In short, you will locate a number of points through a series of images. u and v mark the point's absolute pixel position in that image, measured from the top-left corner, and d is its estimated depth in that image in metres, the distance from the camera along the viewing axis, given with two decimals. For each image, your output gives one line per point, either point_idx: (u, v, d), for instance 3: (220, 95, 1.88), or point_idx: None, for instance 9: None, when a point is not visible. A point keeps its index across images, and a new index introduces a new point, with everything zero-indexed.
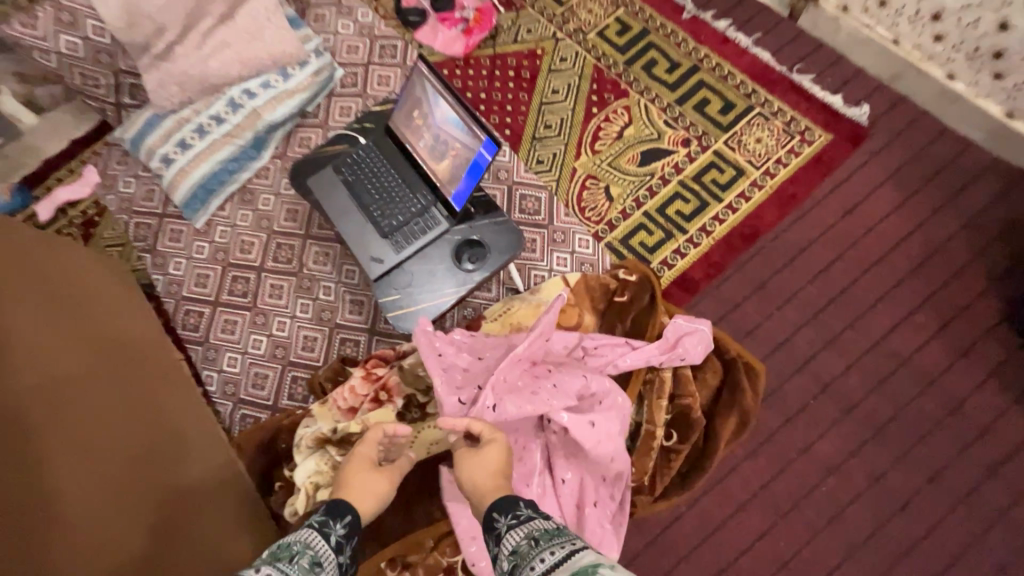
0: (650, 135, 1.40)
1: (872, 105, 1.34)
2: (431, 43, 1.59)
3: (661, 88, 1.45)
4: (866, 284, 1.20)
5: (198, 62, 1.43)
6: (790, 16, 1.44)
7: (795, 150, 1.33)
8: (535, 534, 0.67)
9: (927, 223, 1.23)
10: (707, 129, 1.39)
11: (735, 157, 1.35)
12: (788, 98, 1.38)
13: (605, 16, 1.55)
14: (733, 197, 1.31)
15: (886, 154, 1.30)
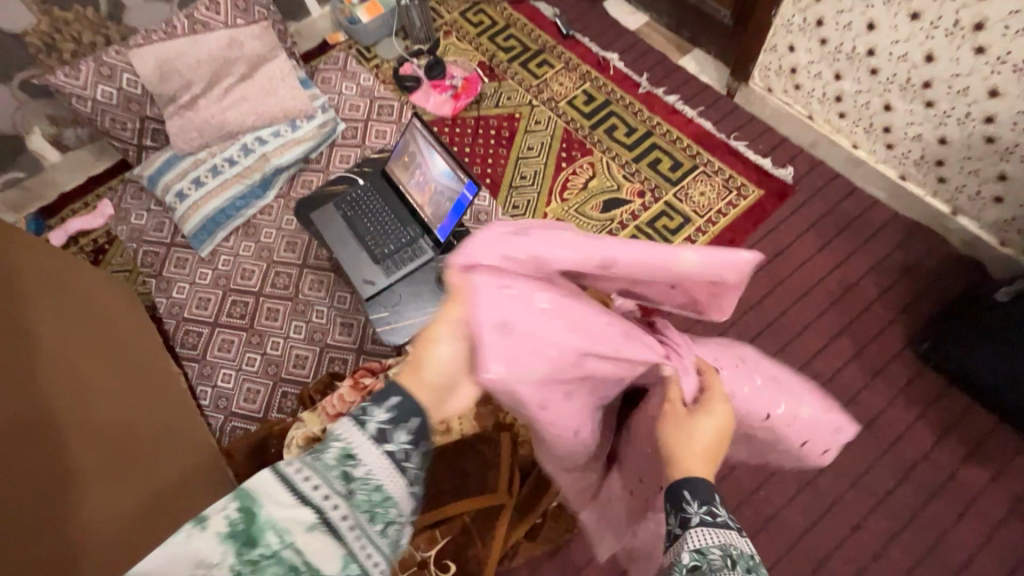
0: (611, 186, 1.63)
1: (795, 167, 1.60)
2: (424, 105, 1.83)
3: (621, 148, 1.69)
4: (792, 315, 1.40)
5: (219, 113, 1.64)
6: (727, 95, 1.73)
7: (732, 202, 1.56)
8: (731, 552, 0.54)
9: (841, 265, 1.46)
10: (659, 183, 1.62)
11: (682, 207, 1.57)
12: (726, 159, 1.63)
13: (574, 88, 1.82)
14: (681, 241, 1.52)
15: (808, 208, 1.54)
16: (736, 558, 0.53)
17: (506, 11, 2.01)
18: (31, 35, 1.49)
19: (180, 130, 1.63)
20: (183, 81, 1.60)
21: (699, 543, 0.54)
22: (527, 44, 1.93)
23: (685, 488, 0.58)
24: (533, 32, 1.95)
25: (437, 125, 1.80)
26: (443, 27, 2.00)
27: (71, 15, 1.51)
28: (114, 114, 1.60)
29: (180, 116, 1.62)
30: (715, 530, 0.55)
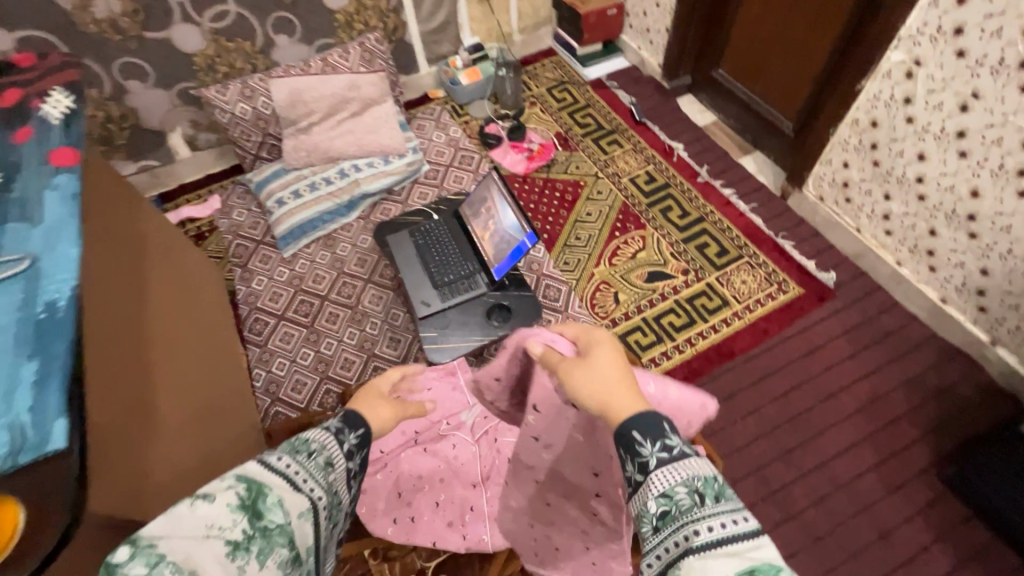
0: (657, 260, 1.75)
1: (838, 274, 1.67)
2: (501, 161, 2.05)
3: (672, 228, 1.82)
4: (816, 413, 1.44)
5: (326, 141, 1.90)
6: (780, 197, 1.85)
7: (772, 295, 1.64)
8: (695, 486, 0.59)
9: (873, 374, 1.49)
10: (703, 264, 1.72)
11: (722, 291, 1.66)
12: (771, 254, 1.73)
13: (638, 168, 1.99)
14: (716, 321, 1.61)
15: (845, 314, 1.60)
16: (704, 494, 0.58)
17: (589, 93, 2.25)
18: (200, 56, 1.82)
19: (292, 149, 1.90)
20: (307, 109, 1.88)
21: (665, 487, 0.60)
22: (603, 124, 2.14)
23: (635, 430, 0.65)
24: (610, 114, 2.17)
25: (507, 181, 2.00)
26: (529, 98, 2.26)
27: (234, 45, 1.84)
28: (244, 127, 1.89)
29: (296, 137, 1.90)
30: (686, 465, 0.61)
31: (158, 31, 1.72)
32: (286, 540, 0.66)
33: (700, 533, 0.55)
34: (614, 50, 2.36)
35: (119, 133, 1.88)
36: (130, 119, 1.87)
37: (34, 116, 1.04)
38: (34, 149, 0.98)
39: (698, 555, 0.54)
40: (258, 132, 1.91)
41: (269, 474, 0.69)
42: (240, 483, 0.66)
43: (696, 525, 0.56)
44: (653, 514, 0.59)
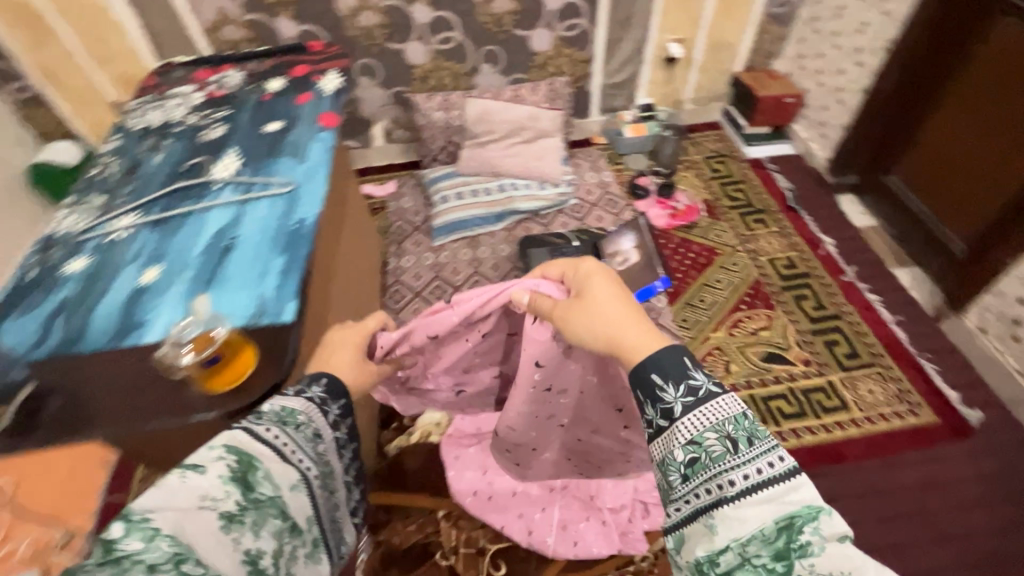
0: (779, 343, 1.72)
1: (985, 414, 1.52)
2: (644, 211, 2.16)
3: (803, 317, 1.78)
4: (925, 550, 1.31)
5: (497, 158, 2.15)
6: (934, 317, 1.74)
7: (901, 413, 1.54)
8: (727, 431, 0.58)
9: (1005, 533, 1.33)
10: (828, 361, 1.66)
11: (844, 393, 1.59)
12: (910, 372, 1.62)
13: (780, 251, 1.98)
14: (830, 420, 1.54)
15: (984, 458, 1.45)
16: (736, 439, 0.57)
17: (745, 171, 2.30)
18: (420, 69, 2.18)
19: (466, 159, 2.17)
20: (490, 128, 2.14)
21: (693, 433, 0.59)
22: (751, 200, 2.18)
23: (655, 373, 0.63)
24: (760, 194, 2.20)
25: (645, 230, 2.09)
26: (686, 162, 2.36)
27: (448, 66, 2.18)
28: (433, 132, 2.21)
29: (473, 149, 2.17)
30: (712, 407, 0.59)
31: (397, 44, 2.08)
32: (278, 512, 0.61)
33: (734, 482, 0.55)
34: (780, 137, 2.41)
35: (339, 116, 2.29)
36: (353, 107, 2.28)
37: (314, 86, 1.36)
38: (310, 110, 1.28)
39: (732, 504, 0.54)
40: (444, 138, 2.22)
41: (246, 433, 0.63)
42: (228, 452, 0.60)
43: (726, 475, 0.55)
44: (679, 462, 0.59)
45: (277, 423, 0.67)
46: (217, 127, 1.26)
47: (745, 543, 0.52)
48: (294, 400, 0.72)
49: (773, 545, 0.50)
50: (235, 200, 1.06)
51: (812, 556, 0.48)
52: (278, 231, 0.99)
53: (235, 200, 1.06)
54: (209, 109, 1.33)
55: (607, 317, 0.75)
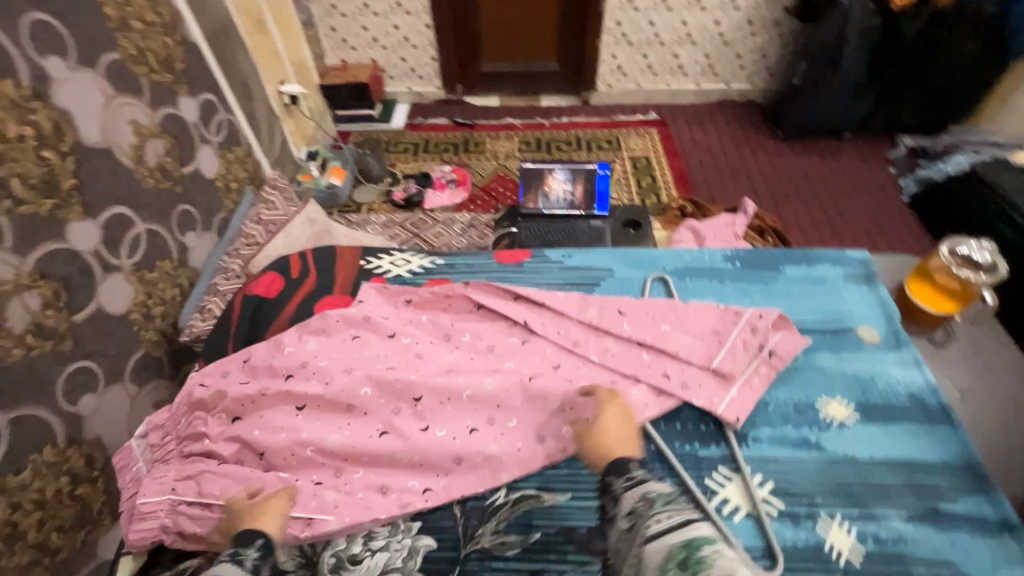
0: (543, 154, 2.46)
1: (401, 108, 2.71)
2: (441, 202, 2.24)
3: (523, 144, 2.52)
4: (817, 166, 2.34)
5: (372, 450, 0.83)
6: (390, 124, 2.60)
7: (510, 126, 2.61)
8: (649, 496, 0.66)
9: (846, 168, 2.32)
10: (512, 131, 2.58)
11: (500, 131, 2.59)
12: (461, 129, 2.61)
13: (454, 151, 2.48)
14: (596, 154, 2.44)
15: (449, 110, 2.70)
16: (686, 548, 0.58)
17: (399, 131, 2.58)
18: (219, 180, 1.68)
19: (389, 492, 0.82)
20: None
21: (629, 504, 0.66)
22: (429, 91, 2.72)
23: (625, 462, 0.72)
24: (430, 108, 2.72)
25: (247, 362, 0.91)
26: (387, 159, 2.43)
27: (232, 155, 1.76)
28: (374, 412, 0.87)
29: (397, 414, 0.87)
30: (670, 510, 0.63)
31: (190, 165, 1.54)
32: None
33: (656, 524, 0.62)
34: (391, 100, 2.70)
35: (93, 494, 1.17)
36: (57, 435, 1.10)
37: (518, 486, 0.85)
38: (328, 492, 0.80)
39: (654, 541, 0.60)
40: (394, 405, 0.88)
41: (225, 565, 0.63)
42: None
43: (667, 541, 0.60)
44: (640, 519, 0.64)
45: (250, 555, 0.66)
46: (504, 496, 0.83)
47: (662, 567, 0.57)
48: (246, 553, 0.66)
49: (678, 562, 0.57)
50: (668, 324, 1.00)
51: (713, 567, 0.55)
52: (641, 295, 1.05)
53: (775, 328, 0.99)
54: (363, 562, 0.77)
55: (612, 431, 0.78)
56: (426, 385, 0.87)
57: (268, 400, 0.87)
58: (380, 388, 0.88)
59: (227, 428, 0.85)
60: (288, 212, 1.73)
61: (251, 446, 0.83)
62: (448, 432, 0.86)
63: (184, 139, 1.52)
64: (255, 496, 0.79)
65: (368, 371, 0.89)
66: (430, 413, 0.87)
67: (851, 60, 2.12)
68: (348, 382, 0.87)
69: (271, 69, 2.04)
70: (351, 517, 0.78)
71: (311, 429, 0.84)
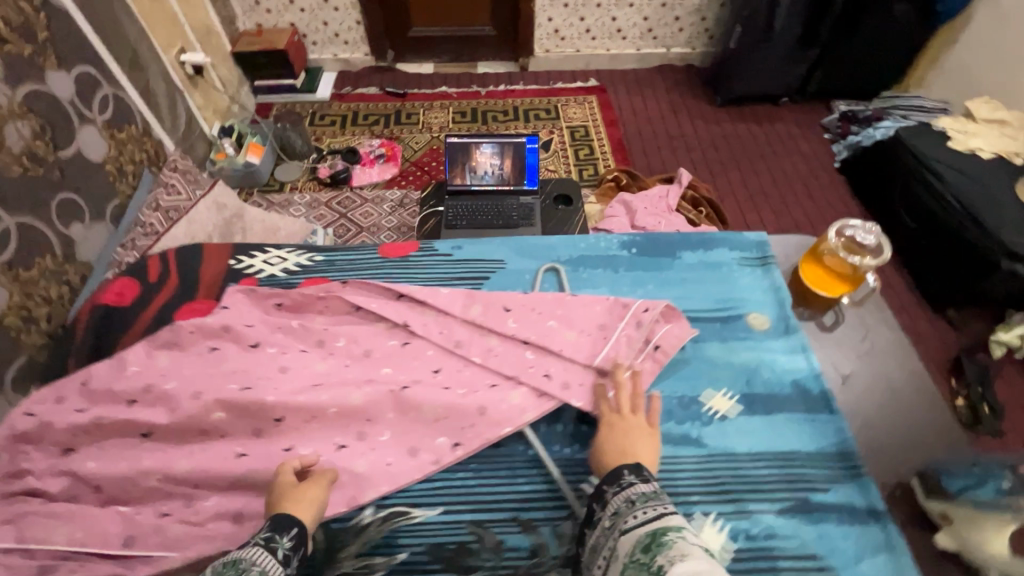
0: (478, 125, 2.35)
1: (327, 77, 2.53)
2: (370, 179, 2.12)
3: (459, 114, 2.40)
4: (751, 133, 2.32)
5: (225, 474, 0.79)
6: (314, 94, 2.43)
7: (445, 94, 2.48)
8: (632, 495, 0.68)
9: (780, 135, 2.31)
10: (447, 101, 2.46)
11: (434, 101, 2.45)
12: (393, 98, 2.46)
13: (385, 123, 2.35)
14: (533, 124, 2.36)
15: (380, 79, 2.54)
16: (656, 539, 0.60)
17: (325, 103, 2.42)
18: (110, 162, 1.53)
19: (243, 520, 0.77)
20: None
21: (614, 502, 0.69)
22: (357, 58, 2.55)
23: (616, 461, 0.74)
24: (359, 76, 2.55)
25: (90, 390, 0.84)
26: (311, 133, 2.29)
27: (124, 135, 1.59)
28: (231, 434, 0.83)
29: (257, 436, 0.83)
30: (650, 507, 0.65)
31: (67, 148, 1.38)
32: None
33: (633, 518, 0.64)
34: (316, 68, 2.52)
35: None
36: None
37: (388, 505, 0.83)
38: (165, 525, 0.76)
39: (630, 531, 0.64)
40: (255, 425, 0.83)
41: (257, 551, 0.62)
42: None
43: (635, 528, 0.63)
44: (620, 514, 0.67)
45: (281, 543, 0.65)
46: (373, 515, 0.81)
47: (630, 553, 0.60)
48: (277, 538, 0.65)
49: (645, 552, 0.59)
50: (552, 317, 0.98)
51: (670, 553, 0.57)
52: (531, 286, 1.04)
53: (659, 319, 0.98)
54: None
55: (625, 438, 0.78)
56: (287, 405, 0.83)
57: (106, 428, 0.81)
58: (231, 411, 0.82)
59: (57, 462, 0.80)
60: (192, 196, 1.60)
61: (83, 480, 0.78)
62: (313, 450, 0.83)
63: (58, 119, 1.35)
64: (86, 535, 0.74)
65: (219, 395, 0.83)
66: (294, 432, 0.84)
67: (784, 23, 2.08)
68: (196, 406, 0.82)
69: (169, 37, 1.85)
70: (193, 551, 0.73)
71: (153, 458, 0.80)
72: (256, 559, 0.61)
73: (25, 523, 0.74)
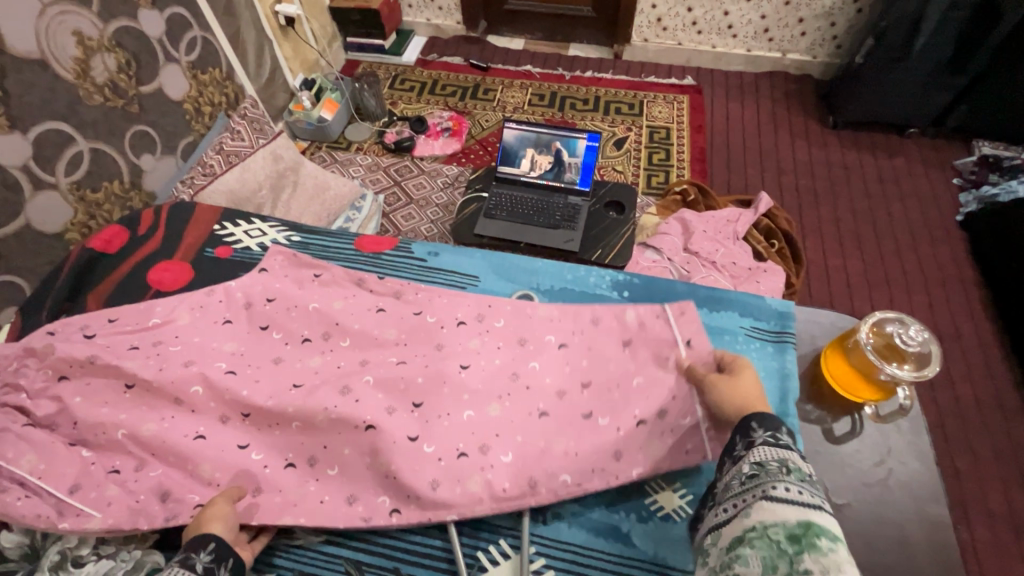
0: (555, 110, 2.24)
1: (416, 42, 2.53)
2: (432, 151, 2.11)
3: (537, 96, 2.30)
4: (858, 162, 2.01)
5: (183, 452, 0.83)
6: (400, 58, 2.43)
7: (528, 74, 2.38)
8: (788, 463, 0.64)
9: (895, 171, 1.98)
10: (529, 81, 2.36)
11: (516, 80, 2.36)
12: (475, 71, 2.40)
13: (461, 96, 2.30)
14: (612, 117, 2.19)
15: (467, 50, 2.49)
16: (814, 532, 0.56)
17: (409, 68, 2.42)
18: (190, 101, 1.62)
19: (167, 499, 0.80)
20: None
21: (758, 454, 0.66)
22: (449, 25, 2.51)
23: (760, 419, 0.70)
24: (448, 44, 2.52)
25: (86, 335, 0.93)
26: (388, 96, 2.31)
27: (207, 77, 1.68)
28: (202, 412, 0.87)
29: (221, 423, 0.87)
30: (806, 492, 0.61)
31: (150, 84, 1.48)
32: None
33: (783, 489, 0.61)
34: (408, 31, 2.52)
35: None
36: None
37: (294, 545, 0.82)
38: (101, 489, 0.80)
39: (773, 502, 0.60)
40: (222, 412, 0.87)
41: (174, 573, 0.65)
42: None
43: (774, 485, 0.62)
44: (771, 471, 0.64)
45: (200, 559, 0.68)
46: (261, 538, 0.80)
47: (768, 527, 0.58)
48: (195, 556, 0.68)
49: (790, 535, 0.57)
50: (509, 351, 0.93)
51: (824, 559, 0.53)
52: (495, 307, 0.99)
53: (617, 371, 0.91)
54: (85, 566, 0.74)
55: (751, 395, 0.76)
56: (254, 405, 0.86)
57: (97, 368, 0.88)
58: (210, 390, 0.87)
59: (48, 387, 0.87)
60: (254, 144, 1.66)
61: (68, 412, 0.84)
62: (264, 458, 0.85)
63: (144, 56, 1.44)
64: (46, 469, 0.80)
65: (205, 370, 0.89)
66: (254, 431, 0.87)
67: (929, 42, 1.75)
68: (182, 373, 0.88)
69: None
70: (113, 521, 0.77)
71: (132, 415, 0.85)
72: None
73: (3, 438, 0.81)
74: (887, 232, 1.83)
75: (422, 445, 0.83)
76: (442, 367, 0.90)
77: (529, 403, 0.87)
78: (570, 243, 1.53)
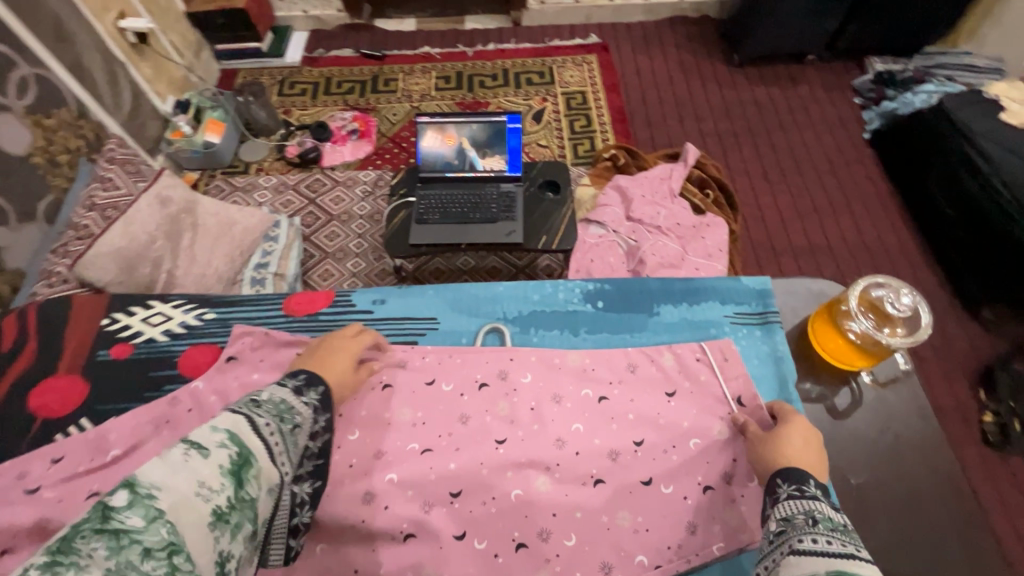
0: (464, 92, 2.11)
1: (294, 38, 2.28)
2: (342, 158, 1.94)
3: (441, 79, 2.16)
4: (767, 97, 2.05)
5: None
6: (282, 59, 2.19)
7: (427, 56, 2.22)
8: (816, 515, 0.59)
9: (802, 100, 2.04)
10: (430, 64, 2.20)
11: (416, 64, 2.20)
12: (369, 61, 2.21)
13: (360, 91, 2.12)
14: (525, 90, 2.10)
15: (355, 39, 2.29)
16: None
17: (295, 68, 2.19)
18: (38, 153, 1.36)
19: None
20: None
21: (786, 512, 0.62)
22: (329, 14, 2.28)
23: (785, 477, 0.67)
24: (332, 36, 2.29)
25: (29, 490, 0.78)
26: (278, 105, 2.08)
27: (53, 121, 1.41)
28: None
29: None
30: (839, 540, 0.55)
31: None
32: (255, 516, 0.53)
33: (811, 540, 0.55)
34: (284, 27, 2.27)
35: None
36: None
37: None
38: None
39: (803, 554, 0.54)
40: None
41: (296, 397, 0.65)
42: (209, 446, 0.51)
43: (804, 537, 0.56)
44: (795, 525, 0.59)
45: (311, 395, 0.68)
46: None
47: None
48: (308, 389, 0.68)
49: None
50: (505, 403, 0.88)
51: None
52: (466, 357, 0.92)
53: (624, 401, 0.89)
54: None
55: (795, 448, 0.72)
56: None
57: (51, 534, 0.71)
58: None
59: None
60: (134, 190, 1.43)
61: None
62: None
63: None
64: None
65: None
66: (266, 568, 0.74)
67: None
68: None
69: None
70: None
71: None
72: (294, 408, 0.64)
73: None
74: (807, 162, 1.89)
75: (472, 542, 0.77)
76: (475, 450, 0.82)
77: (579, 470, 0.82)
78: (513, 235, 1.45)
